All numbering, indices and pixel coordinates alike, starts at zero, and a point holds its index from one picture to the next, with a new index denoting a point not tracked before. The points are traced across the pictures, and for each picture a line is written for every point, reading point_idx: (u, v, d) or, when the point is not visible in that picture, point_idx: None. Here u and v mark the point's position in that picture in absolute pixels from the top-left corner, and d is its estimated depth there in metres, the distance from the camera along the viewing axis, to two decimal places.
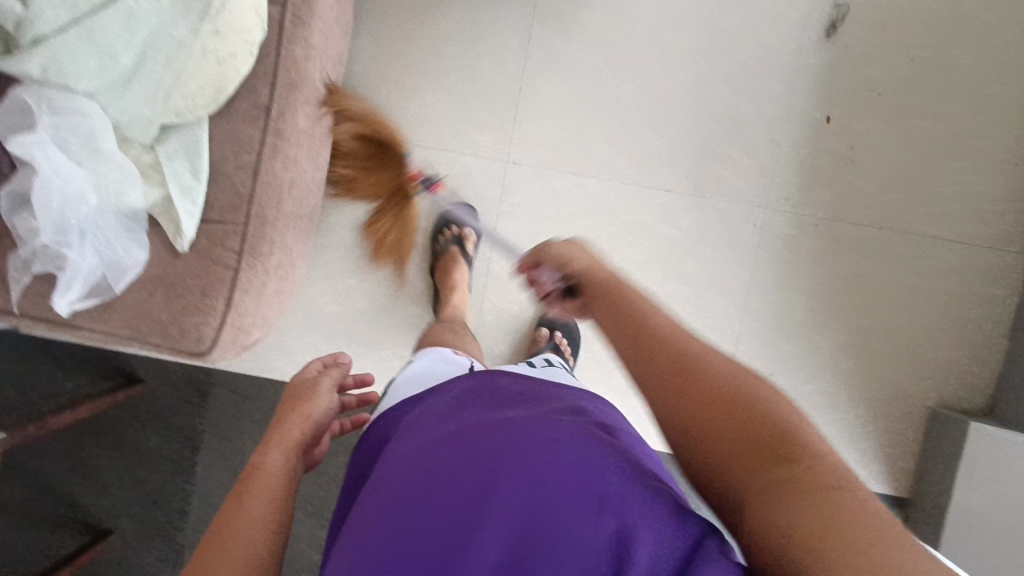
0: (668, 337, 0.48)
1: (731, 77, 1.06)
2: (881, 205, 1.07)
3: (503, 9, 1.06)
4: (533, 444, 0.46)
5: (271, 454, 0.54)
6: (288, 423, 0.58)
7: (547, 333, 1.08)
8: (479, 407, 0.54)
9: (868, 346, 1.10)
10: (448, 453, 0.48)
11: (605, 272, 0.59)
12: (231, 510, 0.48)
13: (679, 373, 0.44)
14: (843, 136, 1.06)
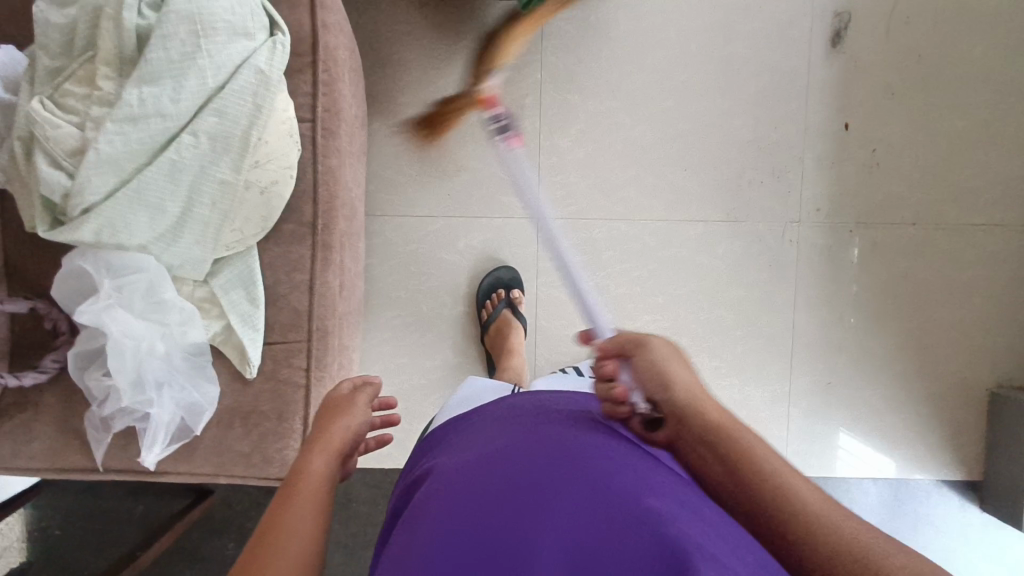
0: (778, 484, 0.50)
1: (747, 104, 1.10)
2: (909, 201, 1.11)
3: (514, 72, 1.08)
4: (600, 466, 0.51)
5: (311, 462, 0.54)
6: (330, 431, 0.58)
7: None
8: (537, 422, 0.59)
9: (918, 339, 1.13)
10: (516, 467, 0.52)
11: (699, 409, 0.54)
12: (281, 508, 0.49)
13: (798, 540, 0.46)
14: (862, 142, 1.10)
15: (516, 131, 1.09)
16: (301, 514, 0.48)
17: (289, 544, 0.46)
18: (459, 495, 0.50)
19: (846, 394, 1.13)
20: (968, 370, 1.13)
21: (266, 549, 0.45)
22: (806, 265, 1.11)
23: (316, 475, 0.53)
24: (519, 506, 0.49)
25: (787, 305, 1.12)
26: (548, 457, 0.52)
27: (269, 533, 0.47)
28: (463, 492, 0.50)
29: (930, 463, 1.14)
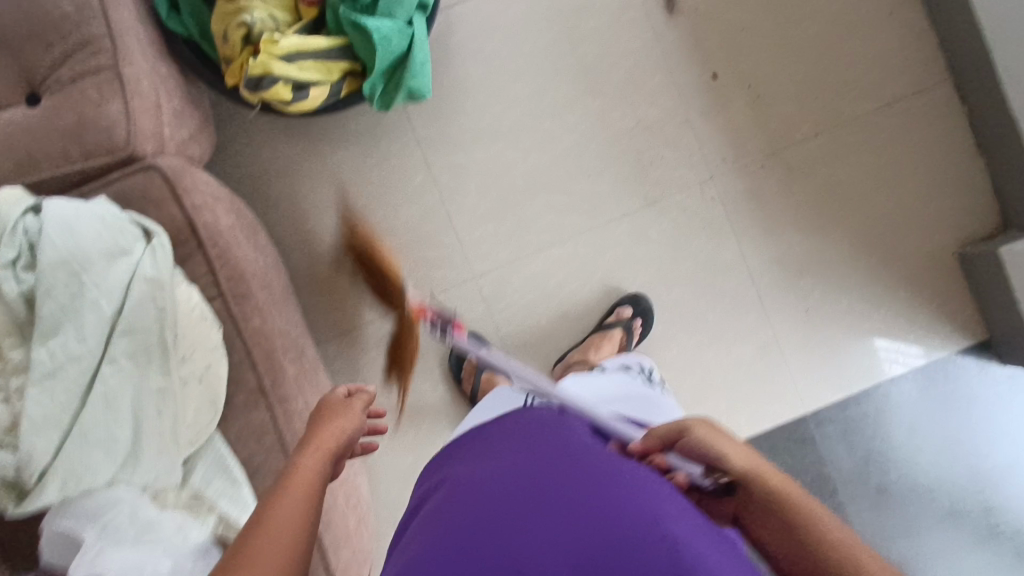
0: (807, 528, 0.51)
1: (619, 92, 1.12)
2: (804, 114, 1.12)
3: (398, 158, 1.13)
4: (588, 487, 0.55)
5: (302, 462, 0.58)
6: (323, 434, 0.63)
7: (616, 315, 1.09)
8: (538, 440, 0.63)
9: (870, 234, 1.14)
10: (503, 492, 0.56)
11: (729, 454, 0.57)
12: (275, 499, 0.53)
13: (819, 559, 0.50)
14: (736, 81, 1.12)
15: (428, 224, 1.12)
16: (294, 508, 0.52)
17: (279, 528, 0.50)
18: (477, 493, 0.57)
19: (827, 312, 1.14)
20: (929, 242, 1.13)
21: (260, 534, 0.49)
22: (737, 212, 1.13)
23: (307, 474, 0.57)
24: (520, 513, 0.54)
25: (737, 255, 1.13)
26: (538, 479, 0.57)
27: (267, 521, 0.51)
28: (482, 492, 0.57)
29: (934, 341, 1.14)
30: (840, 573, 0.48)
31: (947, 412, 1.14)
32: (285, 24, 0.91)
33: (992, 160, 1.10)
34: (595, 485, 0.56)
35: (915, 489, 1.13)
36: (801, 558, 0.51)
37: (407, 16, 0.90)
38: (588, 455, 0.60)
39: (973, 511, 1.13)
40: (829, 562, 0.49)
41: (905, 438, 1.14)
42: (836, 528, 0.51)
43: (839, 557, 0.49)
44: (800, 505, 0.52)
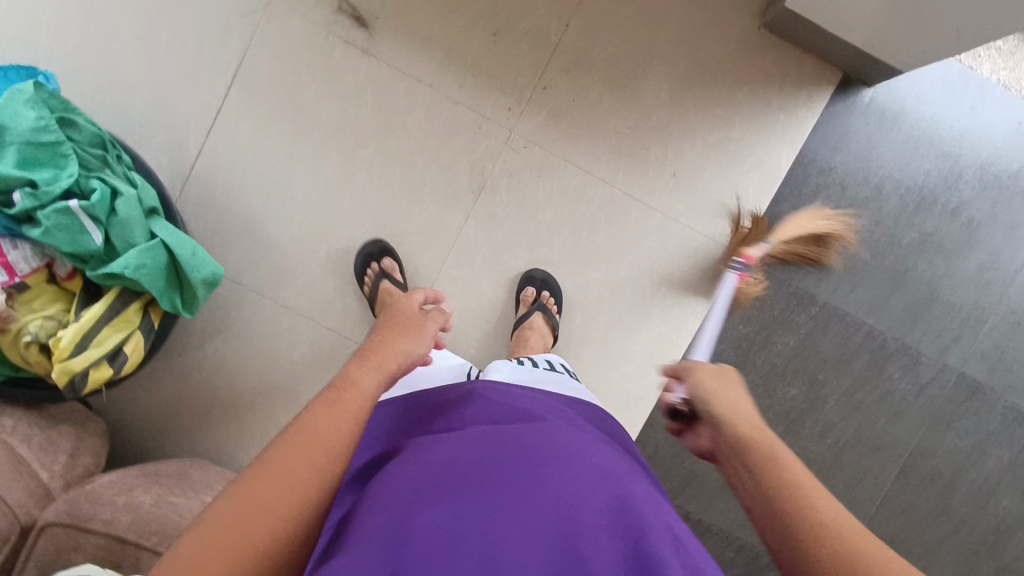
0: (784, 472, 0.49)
1: (379, 123, 1.07)
2: (545, 16, 1.06)
3: (253, 319, 1.09)
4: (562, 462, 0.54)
5: (364, 380, 0.57)
6: (393, 350, 0.64)
7: (529, 296, 1.07)
8: (504, 416, 0.62)
9: (679, 67, 1.07)
10: (469, 465, 0.54)
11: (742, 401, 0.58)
12: (314, 417, 0.51)
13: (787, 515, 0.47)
14: (467, 34, 1.06)
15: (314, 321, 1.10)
16: (333, 429, 0.50)
17: (313, 458, 0.49)
18: (433, 473, 0.53)
19: (696, 160, 1.08)
20: (735, 34, 1.06)
21: (266, 475, 0.47)
22: (553, 141, 1.08)
23: (363, 395, 0.55)
24: (486, 487, 0.51)
25: (585, 173, 1.08)
26: (505, 452, 0.55)
27: (309, 435, 0.49)
28: (440, 472, 0.53)
29: (799, 112, 1.08)
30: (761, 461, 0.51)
31: (860, 160, 1.08)
32: (64, 312, 0.93)
33: None
34: (557, 458, 0.54)
35: (880, 243, 1.10)
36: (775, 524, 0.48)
37: (145, 230, 0.89)
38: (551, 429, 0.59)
39: (940, 224, 1.09)
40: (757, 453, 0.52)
41: (840, 210, 1.09)
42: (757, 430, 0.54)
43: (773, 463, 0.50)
44: (745, 419, 0.55)
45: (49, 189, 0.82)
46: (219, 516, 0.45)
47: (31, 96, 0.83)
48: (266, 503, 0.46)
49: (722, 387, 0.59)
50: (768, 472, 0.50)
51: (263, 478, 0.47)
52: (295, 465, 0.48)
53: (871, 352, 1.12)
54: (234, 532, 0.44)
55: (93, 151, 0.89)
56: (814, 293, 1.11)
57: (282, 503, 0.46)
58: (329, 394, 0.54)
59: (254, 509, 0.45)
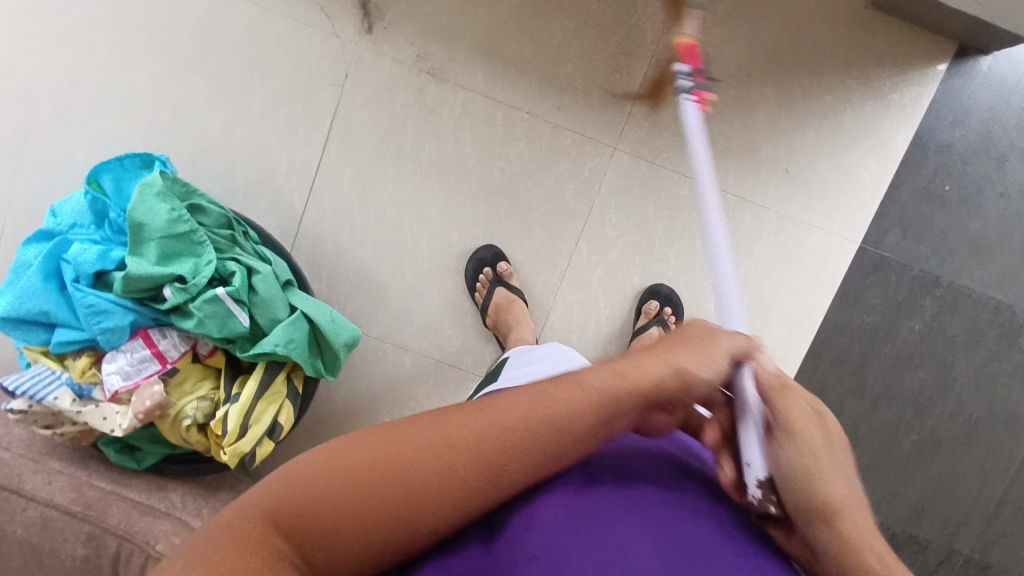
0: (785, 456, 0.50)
1: (481, 158, 1.05)
2: (641, 25, 1.01)
3: (378, 367, 1.10)
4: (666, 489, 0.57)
5: (590, 376, 0.47)
6: (647, 359, 0.49)
7: (653, 310, 1.06)
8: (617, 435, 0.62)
9: (785, 60, 1.02)
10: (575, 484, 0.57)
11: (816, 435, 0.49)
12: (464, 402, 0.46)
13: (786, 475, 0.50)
14: (561, 55, 1.02)
15: (436, 360, 1.10)
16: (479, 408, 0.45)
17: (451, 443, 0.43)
18: None
19: (808, 154, 1.05)
20: (841, 16, 1.01)
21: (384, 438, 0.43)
22: (658, 153, 1.05)
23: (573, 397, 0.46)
24: None
25: (694, 182, 1.06)
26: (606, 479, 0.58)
27: (482, 424, 0.44)
28: None
29: (913, 91, 1.03)
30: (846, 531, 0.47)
31: (982, 131, 1.04)
32: (213, 390, 0.93)
33: None
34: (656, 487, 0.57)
35: (1006, 216, 1.06)
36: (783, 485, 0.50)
37: (286, 304, 0.89)
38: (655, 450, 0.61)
39: None
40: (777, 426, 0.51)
41: (962, 187, 1.05)
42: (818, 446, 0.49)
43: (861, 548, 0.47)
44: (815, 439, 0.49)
45: (195, 281, 0.83)
46: (369, 440, 0.42)
47: (160, 188, 0.83)
48: (400, 471, 0.41)
49: (830, 462, 0.49)
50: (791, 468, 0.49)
51: (412, 436, 0.43)
52: (444, 445, 0.42)
53: (1000, 326, 1.10)
54: (361, 476, 0.40)
55: (223, 232, 0.87)
56: (940, 274, 1.08)
57: (419, 481, 0.41)
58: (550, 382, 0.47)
59: (389, 470, 0.41)
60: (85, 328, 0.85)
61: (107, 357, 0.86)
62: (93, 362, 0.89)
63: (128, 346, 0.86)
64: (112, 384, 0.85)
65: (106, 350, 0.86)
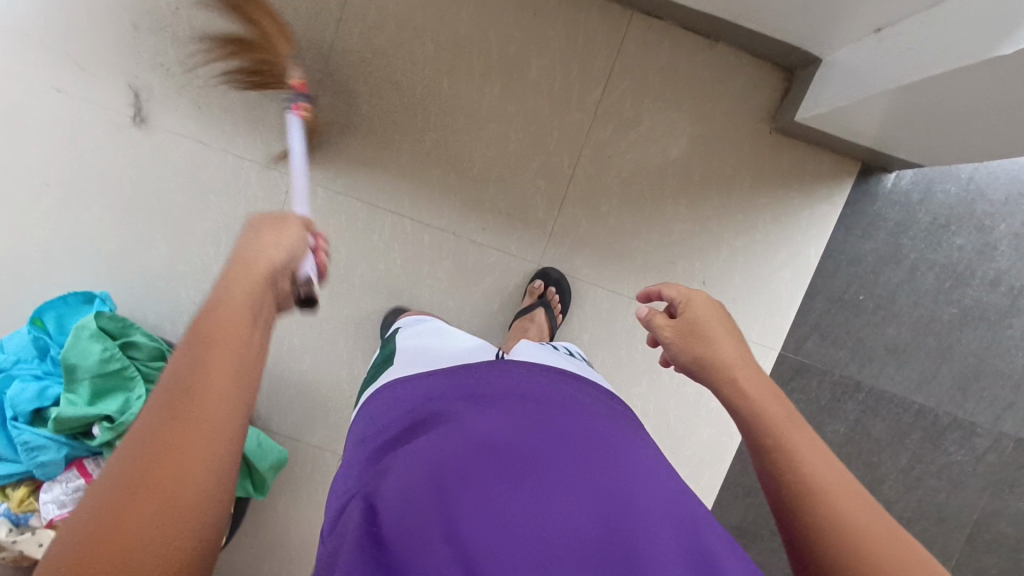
0: (699, 316, 0.61)
1: (411, 275, 1.10)
2: (557, 152, 1.07)
3: (317, 472, 1.14)
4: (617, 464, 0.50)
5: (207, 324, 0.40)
6: (262, 249, 0.47)
7: (540, 288, 1.06)
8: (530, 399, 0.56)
9: (695, 181, 1.07)
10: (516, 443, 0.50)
11: (714, 307, 0.62)
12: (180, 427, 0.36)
13: (700, 335, 0.59)
14: (483, 179, 1.08)
15: None
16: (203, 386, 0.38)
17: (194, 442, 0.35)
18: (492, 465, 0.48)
19: (722, 268, 1.09)
20: (747, 140, 1.06)
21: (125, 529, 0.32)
22: (579, 270, 1.10)
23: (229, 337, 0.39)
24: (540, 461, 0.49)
25: (615, 294, 1.10)
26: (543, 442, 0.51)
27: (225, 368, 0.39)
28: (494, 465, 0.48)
29: (821, 205, 1.07)
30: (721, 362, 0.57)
31: (890, 242, 1.08)
32: None
33: (732, 40, 1.03)
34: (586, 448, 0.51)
35: (921, 322, 1.09)
36: (687, 342, 0.60)
37: None
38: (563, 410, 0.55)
39: (980, 296, 1.08)
40: (689, 306, 0.62)
41: (875, 297, 1.09)
42: (716, 315, 0.61)
43: (713, 351, 0.58)
44: (709, 313, 0.61)
45: (122, 418, 0.87)
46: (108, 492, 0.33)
47: (94, 330, 0.89)
48: (168, 482, 0.34)
49: (727, 332, 0.60)
50: (701, 324, 0.60)
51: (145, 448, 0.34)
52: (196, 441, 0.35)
53: (923, 428, 1.12)
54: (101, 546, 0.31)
55: (154, 364, 0.92)
56: (859, 378, 1.11)
57: (198, 463, 0.35)
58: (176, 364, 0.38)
59: (160, 492, 0.33)
60: (22, 461, 0.89)
61: (44, 486, 0.91)
62: (32, 490, 0.93)
63: (64, 476, 0.91)
64: (47, 512, 0.89)
65: (43, 480, 0.91)
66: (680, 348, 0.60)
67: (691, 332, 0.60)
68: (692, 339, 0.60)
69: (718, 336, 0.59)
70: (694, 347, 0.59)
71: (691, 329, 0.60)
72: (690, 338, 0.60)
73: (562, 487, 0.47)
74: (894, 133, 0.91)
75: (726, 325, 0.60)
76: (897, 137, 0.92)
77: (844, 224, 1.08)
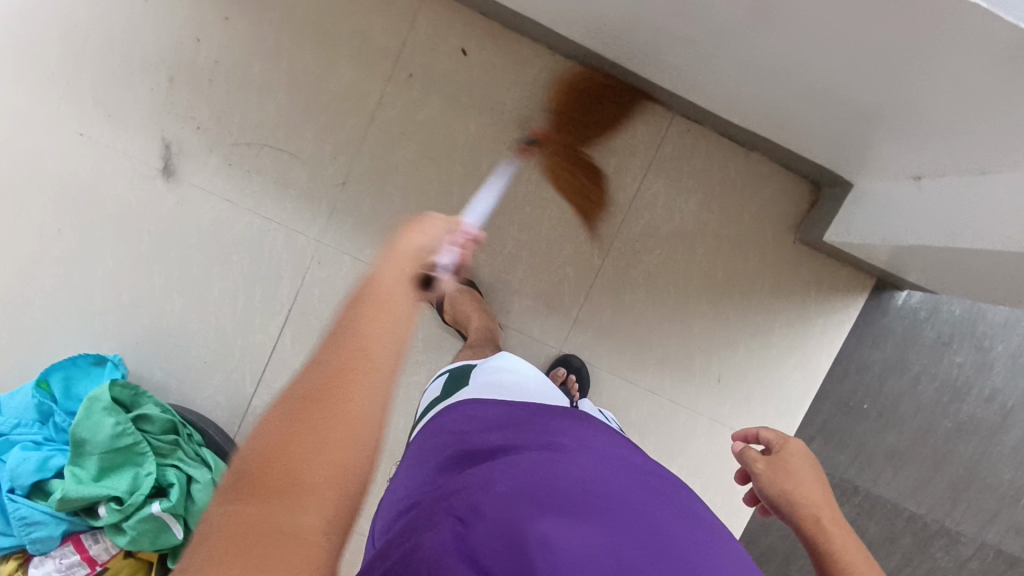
0: (790, 456, 0.63)
1: (431, 349, 1.09)
2: (588, 241, 1.08)
3: None
4: (683, 517, 0.55)
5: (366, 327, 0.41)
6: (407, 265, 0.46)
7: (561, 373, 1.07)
8: (608, 451, 0.61)
9: (719, 281, 1.10)
10: (603, 483, 0.55)
11: (806, 451, 0.63)
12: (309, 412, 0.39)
13: (788, 474, 0.61)
14: (512, 261, 1.08)
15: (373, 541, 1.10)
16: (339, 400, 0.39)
17: (331, 434, 0.38)
18: (585, 498, 0.52)
19: (738, 367, 1.11)
20: (772, 246, 1.09)
21: (274, 502, 0.37)
22: (600, 358, 1.11)
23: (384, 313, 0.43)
24: (625, 502, 0.53)
25: (632, 384, 1.12)
26: (624, 487, 0.55)
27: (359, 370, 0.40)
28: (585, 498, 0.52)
29: (835, 315, 1.11)
30: (808, 516, 0.58)
31: (896, 355, 1.12)
32: None
33: (766, 151, 1.06)
34: (656, 500, 0.56)
35: (919, 433, 1.14)
36: (775, 481, 0.61)
37: None
38: (631, 465, 0.61)
39: (975, 411, 1.13)
40: (782, 444, 0.64)
41: (878, 405, 1.13)
42: (805, 457, 0.63)
43: (799, 492, 0.60)
44: (801, 454, 0.63)
45: (132, 498, 0.84)
46: (258, 457, 0.38)
47: (106, 403, 0.85)
48: (328, 438, 0.38)
49: (818, 481, 0.61)
50: (790, 463, 0.62)
51: (317, 398, 0.39)
52: (325, 430, 0.38)
53: (914, 534, 1.16)
54: (294, 439, 0.38)
55: (165, 438, 0.89)
56: (857, 482, 1.15)
57: (329, 461, 0.38)
58: (331, 344, 0.41)
59: (322, 445, 0.38)
60: (15, 535, 0.84)
61: (35, 560, 0.86)
62: (20, 563, 0.87)
63: (58, 551, 0.86)
64: None
65: (33, 553, 0.86)
66: (769, 480, 0.62)
67: (782, 472, 0.62)
68: (780, 484, 0.61)
69: (807, 482, 0.60)
70: (782, 481, 0.61)
71: (782, 468, 0.62)
72: (779, 476, 0.61)
73: (645, 527, 0.51)
74: (917, 265, 0.95)
75: (815, 470, 0.62)
76: (918, 268, 0.96)
77: (855, 333, 1.12)
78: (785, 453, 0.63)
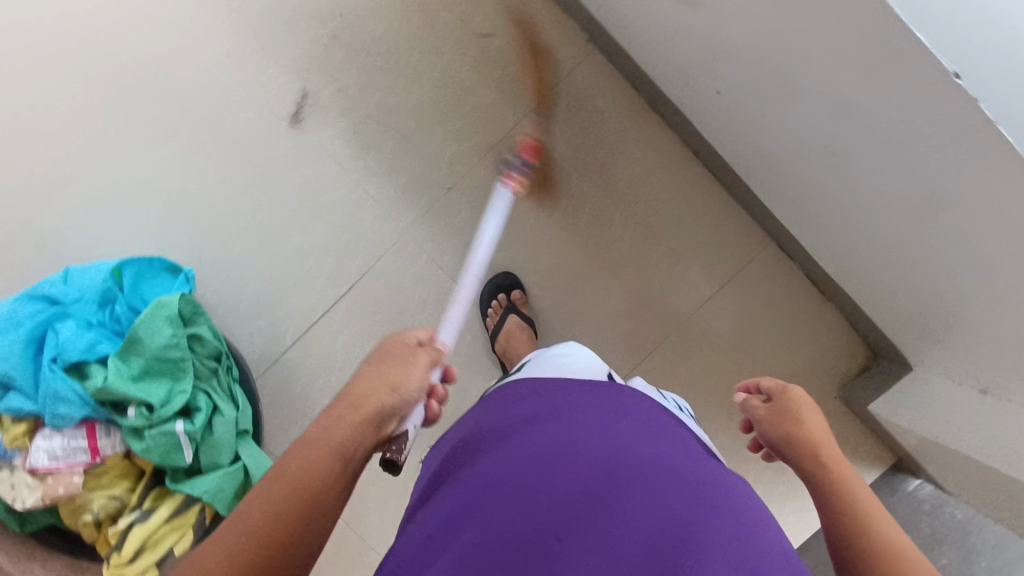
0: (790, 404, 0.59)
1: (467, 369, 1.10)
2: (649, 323, 1.11)
3: None
4: (697, 482, 0.51)
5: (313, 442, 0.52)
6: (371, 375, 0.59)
7: None
8: (619, 415, 0.59)
9: None
10: (599, 450, 0.53)
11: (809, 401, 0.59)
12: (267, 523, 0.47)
13: (790, 422, 0.58)
14: (573, 315, 1.11)
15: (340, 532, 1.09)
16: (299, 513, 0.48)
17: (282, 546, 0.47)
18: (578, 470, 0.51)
19: None
20: (813, 393, 1.12)
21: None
22: None
23: (318, 464, 0.51)
24: (623, 470, 0.51)
25: None
26: (626, 454, 0.53)
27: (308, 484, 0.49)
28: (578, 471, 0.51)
29: None
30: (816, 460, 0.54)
31: None
32: (128, 492, 0.92)
33: (840, 305, 1.10)
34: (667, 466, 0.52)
35: None
36: (780, 429, 0.58)
37: (231, 452, 0.91)
38: (645, 429, 0.58)
39: None
40: (783, 392, 0.60)
41: None
42: (805, 403, 0.59)
43: (805, 438, 0.56)
44: (803, 402, 0.59)
45: (161, 410, 0.86)
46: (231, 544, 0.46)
47: (172, 312, 0.88)
48: (281, 541, 0.47)
49: (824, 428, 0.57)
50: (790, 407, 0.58)
51: (263, 535, 0.46)
52: (275, 546, 0.47)
53: None
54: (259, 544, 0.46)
55: (208, 363, 0.92)
56: None
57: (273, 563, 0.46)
58: (285, 476, 0.50)
59: (279, 543, 0.47)
60: (38, 402, 0.86)
61: (44, 432, 0.87)
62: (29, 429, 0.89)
63: (70, 431, 0.87)
64: (35, 460, 0.85)
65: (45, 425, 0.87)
66: (772, 427, 0.59)
67: (783, 419, 0.58)
68: (784, 430, 0.57)
69: (813, 429, 0.57)
70: (783, 427, 0.58)
71: (784, 414, 0.58)
72: (784, 422, 0.58)
73: (644, 498, 0.49)
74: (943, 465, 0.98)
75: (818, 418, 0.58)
76: (944, 467, 0.99)
77: None
78: (786, 401, 0.59)
